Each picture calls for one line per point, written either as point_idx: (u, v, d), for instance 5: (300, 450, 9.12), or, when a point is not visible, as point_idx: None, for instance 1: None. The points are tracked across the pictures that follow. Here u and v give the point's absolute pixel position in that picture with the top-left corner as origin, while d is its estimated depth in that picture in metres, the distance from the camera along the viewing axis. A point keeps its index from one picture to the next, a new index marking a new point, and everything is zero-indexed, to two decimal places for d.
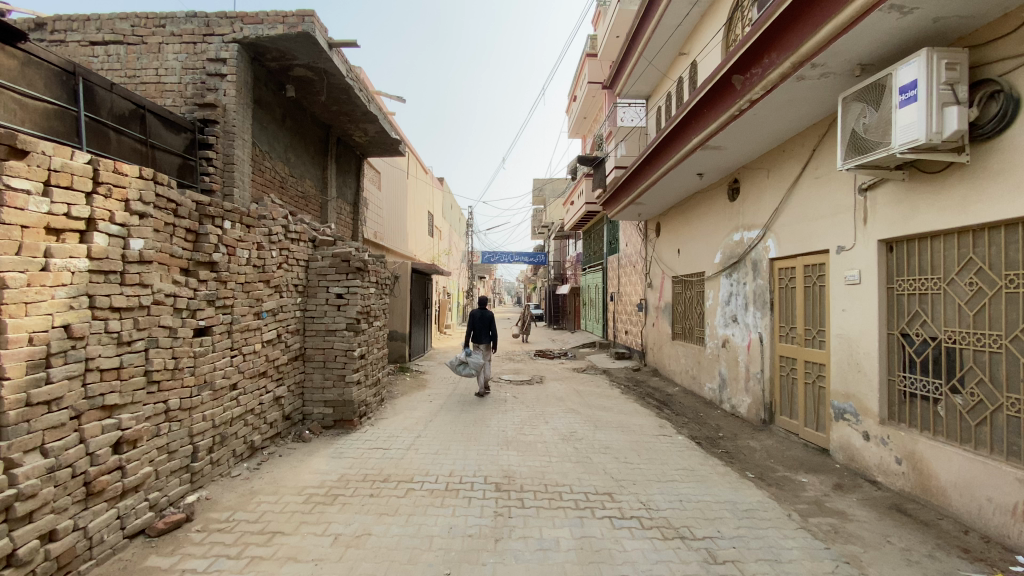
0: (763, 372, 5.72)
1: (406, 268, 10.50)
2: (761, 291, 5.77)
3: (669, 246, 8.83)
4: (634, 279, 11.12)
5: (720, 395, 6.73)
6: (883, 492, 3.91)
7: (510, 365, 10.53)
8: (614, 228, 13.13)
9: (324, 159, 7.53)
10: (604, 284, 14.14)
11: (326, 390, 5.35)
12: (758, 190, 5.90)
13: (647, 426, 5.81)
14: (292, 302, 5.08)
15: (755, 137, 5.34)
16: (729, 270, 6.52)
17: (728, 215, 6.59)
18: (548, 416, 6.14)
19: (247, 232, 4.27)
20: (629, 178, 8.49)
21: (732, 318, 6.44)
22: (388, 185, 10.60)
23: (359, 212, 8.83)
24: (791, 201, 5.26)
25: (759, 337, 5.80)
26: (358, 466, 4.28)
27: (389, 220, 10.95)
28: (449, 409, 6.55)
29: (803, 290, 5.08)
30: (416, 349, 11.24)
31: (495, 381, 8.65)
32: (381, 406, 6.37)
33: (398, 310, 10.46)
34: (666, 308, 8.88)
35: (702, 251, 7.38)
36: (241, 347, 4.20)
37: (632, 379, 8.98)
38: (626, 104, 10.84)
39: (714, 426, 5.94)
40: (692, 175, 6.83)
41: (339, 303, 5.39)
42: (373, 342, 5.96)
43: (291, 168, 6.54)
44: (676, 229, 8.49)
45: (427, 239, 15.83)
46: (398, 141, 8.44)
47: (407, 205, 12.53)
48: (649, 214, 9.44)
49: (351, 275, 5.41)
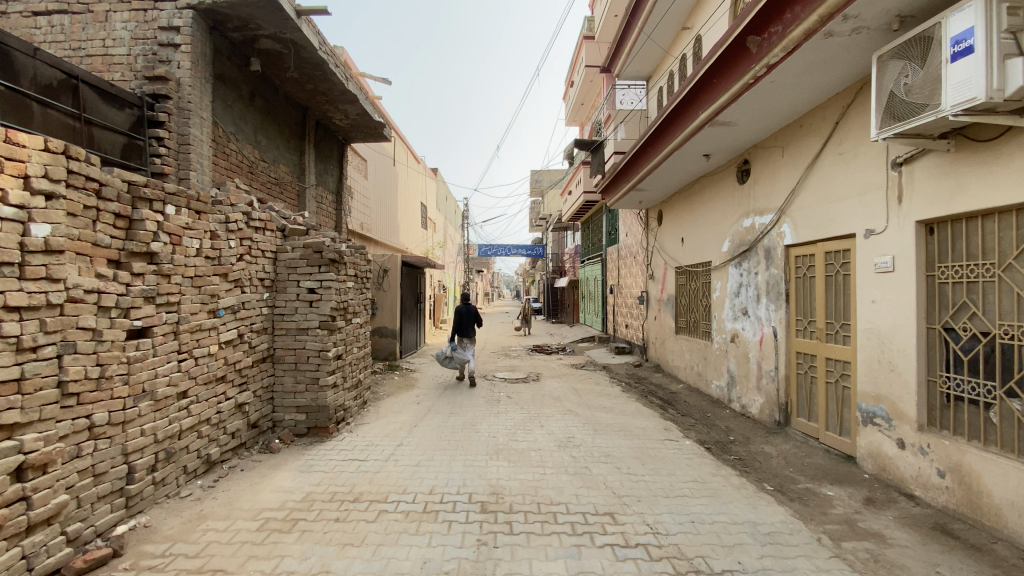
0: (777, 369, 5.23)
1: (395, 261, 9.99)
2: (775, 281, 5.27)
3: (672, 235, 8.33)
4: (635, 269, 10.61)
5: (729, 394, 6.24)
6: (923, 509, 3.43)
7: (505, 362, 10.04)
8: (614, 218, 12.60)
9: (301, 143, 6.99)
10: (603, 276, 13.60)
11: (298, 394, 4.86)
12: (772, 171, 5.38)
13: (651, 429, 5.32)
14: (256, 298, 4.57)
15: (770, 110, 4.81)
16: (738, 259, 6.01)
17: (738, 199, 6.07)
18: (543, 419, 5.66)
19: (197, 218, 3.76)
20: (629, 162, 7.96)
21: (742, 311, 5.94)
22: (375, 173, 10.05)
23: (342, 202, 8.30)
24: (811, 181, 4.75)
25: (773, 332, 5.30)
26: (327, 483, 3.80)
27: (377, 211, 10.42)
28: (437, 410, 6.07)
29: (824, 280, 4.58)
30: (407, 346, 10.75)
31: (488, 379, 8.16)
32: (363, 409, 5.87)
33: (388, 306, 9.97)
34: (669, 301, 8.38)
35: (708, 239, 6.86)
36: (191, 349, 3.69)
37: (633, 376, 8.49)
38: (625, 85, 10.27)
39: (724, 428, 5.45)
40: (697, 156, 6.32)
41: (311, 298, 4.88)
42: (352, 341, 5.46)
43: (262, 153, 6.01)
44: (679, 217, 7.99)
45: (420, 232, 15.28)
46: (382, 125, 7.89)
47: (397, 196, 11.97)
48: (651, 201, 8.93)
49: (324, 267, 4.89)
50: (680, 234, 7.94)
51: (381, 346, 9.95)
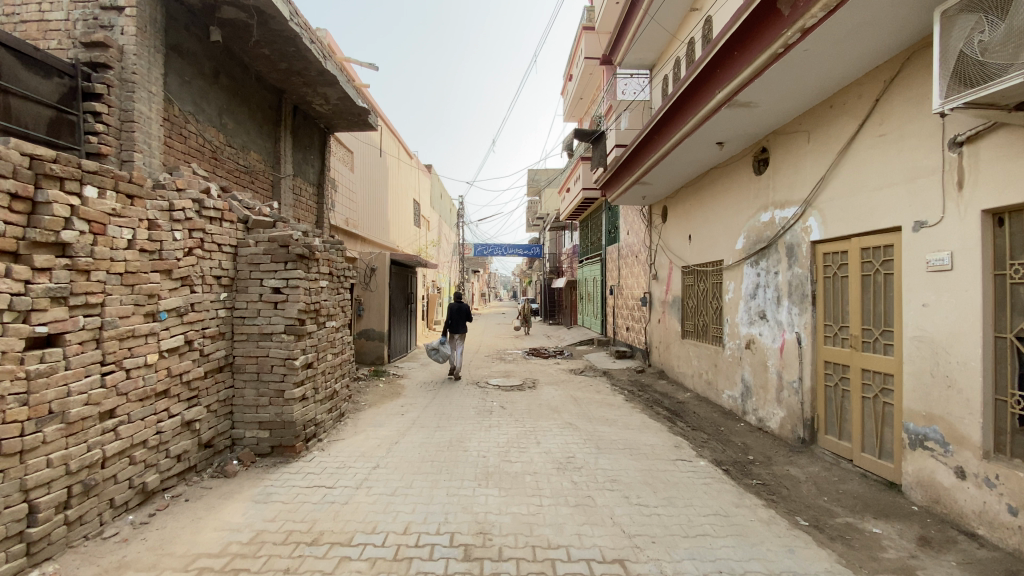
0: (802, 380, 4.67)
1: (383, 260, 9.42)
2: (799, 282, 4.71)
3: (678, 233, 7.78)
4: (637, 270, 10.05)
5: (744, 406, 5.68)
6: (991, 553, 2.86)
7: (500, 367, 9.45)
8: (614, 216, 12.05)
9: (277, 129, 6.40)
10: (603, 277, 13.04)
11: (261, 408, 4.28)
12: (795, 159, 4.83)
13: (659, 447, 4.75)
14: (210, 298, 3.99)
15: (797, 87, 4.26)
16: (755, 257, 5.45)
17: (755, 191, 5.52)
18: (540, 434, 5.08)
19: (128, 204, 3.18)
20: (632, 153, 7.41)
21: (758, 314, 5.38)
22: (362, 166, 9.46)
23: (323, 194, 7.70)
24: (844, 168, 4.19)
25: (797, 338, 4.74)
26: (283, 518, 3.21)
27: (365, 206, 9.83)
28: (423, 423, 5.48)
29: (860, 280, 4.02)
30: (396, 349, 10.16)
31: (480, 386, 7.58)
32: (339, 423, 5.28)
33: (375, 307, 9.37)
34: (675, 303, 7.82)
35: (720, 236, 6.31)
36: (120, 360, 3.11)
37: (636, 383, 7.92)
38: (627, 75, 9.70)
39: (741, 445, 4.88)
40: (709, 145, 5.77)
41: (275, 299, 4.29)
42: (326, 347, 4.87)
43: (229, 137, 5.42)
44: (687, 213, 7.43)
45: (413, 230, 14.69)
46: (366, 112, 7.30)
47: (386, 191, 11.38)
48: (655, 197, 8.37)
49: (291, 263, 4.29)
50: (688, 230, 7.38)
51: (368, 350, 9.36)
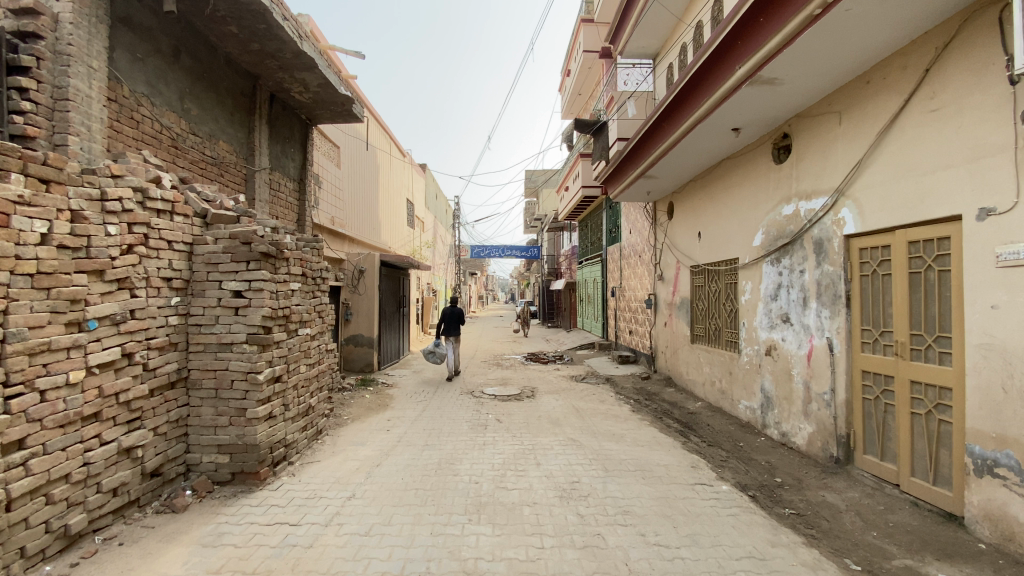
0: (835, 393, 4.14)
1: (372, 260, 8.90)
2: (830, 282, 4.19)
3: (686, 230, 7.26)
4: (640, 270, 9.53)
5: (764, 419, 5.16)
6: None
7: (496, 374, 8.90)
8: (615, 214, 11.55)
9: (251, 118, 5.86)
10: (604, 279, 12.52)
11: (220, 429, 3.74)
12: (824, 144, 4.31)
13: (675, 468, 4.22)
14: (157, 304, 3.45)
15: (831, 59, 3.73)
16: (776, 255, 4.93)
17: (775, 182, 5.00)
18: (540, 453, 4.53)
19: (42, 191, 2.65)
20: (636, 146, 6.89)
21: (781, 318, 4.85)
22: (349, 161, 8.92)
23: (304, 191, 7.15)
24: (884, 151, 3.68)
25: (828, 344, 4.21)
26: (231, 569, 2.65)
27: (353, 205, 9.28)
28: (409, 440, 4.93)
29: (907, 279, 3.50)
30: (388, 356, 9.62)
31: (475, 395, 7.04)
32: (315, 441, 4.74)
33: (364, 311, 8.83)
34: (683, 305, 7.30)
35: (734, 232, 5.79)
36: (32, 379, 2.56)
37: (642, 391, 7.39)
38: (629, 65, 9.11)
39: (765, 465, 4.36)
40: (724, 132, 5.26)
41: (236, 304, 3.75)
42: (298, 358, 4.33)
43: (192, 124, 4.89)
44: (695, 208, 6.91)
45: (406, 231, 14.14)
46: (351, 101, 6.73)
47: (376, 189, 10.84)
48: (660, 192, 7.85)
49: (253, 263, 3.75)
50: (696, 228, 6.87)
51: (356, 357, 8.81)
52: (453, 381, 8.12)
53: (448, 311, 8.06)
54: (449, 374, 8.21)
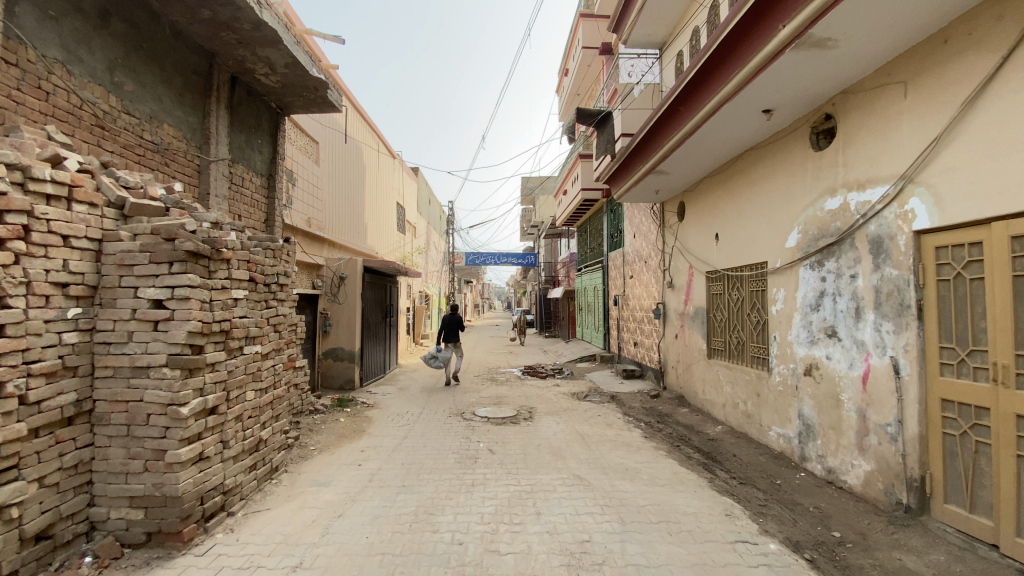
0: (902, 424, 3.37)
1: (354, 266, 8.12)
2: (894, 289, 3.44)
3: (699, 233, 6.50)
4: (645, 277, 8.77)
5: (803, 450, 4.38)
6: None
7: (490, 391, 8.08)
8: (616, 218, 10.82)
9: (206, 101, 5.08)
10: (605, 287, 11.74)
11: (133, 477, 2.92)
12: (884, 122, 3.57)
13: (706, 518, 3.42)
14: (43, 317, 2.65)
15: (901, 13, 3.01)
16: (818, 257, 4.17)
17: (816, 171, 4.25)
18: (540, 497, 3.72)
19: None
20: (644, 138, 6.15)
21: (825, 331, 4.09)
22: (329, 158, 8.15)
23: (273, 187, 6.35)
24: (973, 125, 2.94)
25: (892, 365, 3.45)
26: None
27: (334, 206, 8.50)
28: (383, 479, 4.10)
29: (1010, 284, 2.74)
30: (372, 370, 8.81)
31: (465, 418, 6.22)
32: (269, 482, 3.92)
33: (344, 322, 8.05)
34: (697, 316, 6.54)
35: (761, 232, 5.03)
36: None
37: (653, 411, 6.59)
38: (633, 54, 8.24)
39: (815, 513, 3.57)
40: (752, 115, 4.52)
41: (155, 316, 2.95)
42: (243, 382, 3.52)
43: (126, 102, 4.11)
44: (711, 208, 6.17)
45: (397, 236, 13.35)
46: (325, 86, 5.94)
47: (361, 190, 10.06)
48: (669, 191, 7.09)
49: (178, 264, 2.96)
50: (713, 229, 6.13)
51: (336, 371, 8.02)
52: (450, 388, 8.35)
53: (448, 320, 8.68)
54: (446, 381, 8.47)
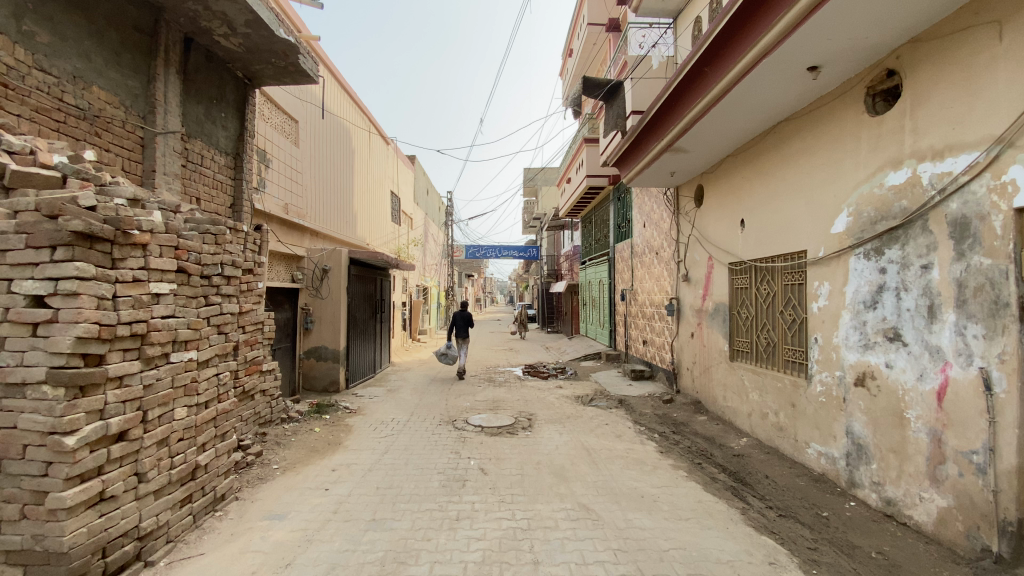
0: (995, 455, 2.66)
1: (337, 257, 7.41)
2: (984, 283, 2.72)
3: (720, 220, 5.77)
4: (656, 270, 8.03)
5: (853, 475, 3.67)
6: None
7: (486, 393, 7.38)
8: (624, 206, 10.06)
9: (151, 63, 4.36)
10: (611, 280, 11.00)
11: (9, 525, 2.27)
12: (973, 72, 2.82)
13: (747, 569, 2.72)
14: None
15: None
16: (876, 244, 3.45)
17: (874, 141, 3.51)
18: (537, 537, 3.01)
19: None
20: (659, 111, 5.40)
21: (884, 334, 3.38)
22: (310, 138, 7.41)
23: (240, 167, 5.63)
24: None
25: (980, 379, 2.73)
26: None
27: (317, 191, 7.78)
28: (349, 511, 3.41)
29: None
30: (360, 370, 8.13)
31: (456, 426, 5.51)
32: (211, 515, 3.25)
33: (327, 318, 7.36)
34: (717, 312, 5.81)
35: (800, 216, 4.29)
36: None
37: (667, 419, 5.89)
38: (644, 24, 7.33)
39: (878, 560, 2.87)
40: (794, 74, 3.76)
41: (33, 316, 2.26)
42: (170, 397, 2.84)
43: (39, 56, 3.40)
44: (736, 190, 5.43)
45: (392, 227, 12.63)
46: (296, 51, 5.16)
47: (349, 176, 9.33)
48: (686, 173, 6.33)
49: (62, 249, 2.27)
50: (737, 215, 5.39)
51: (319, 372, 7.34)
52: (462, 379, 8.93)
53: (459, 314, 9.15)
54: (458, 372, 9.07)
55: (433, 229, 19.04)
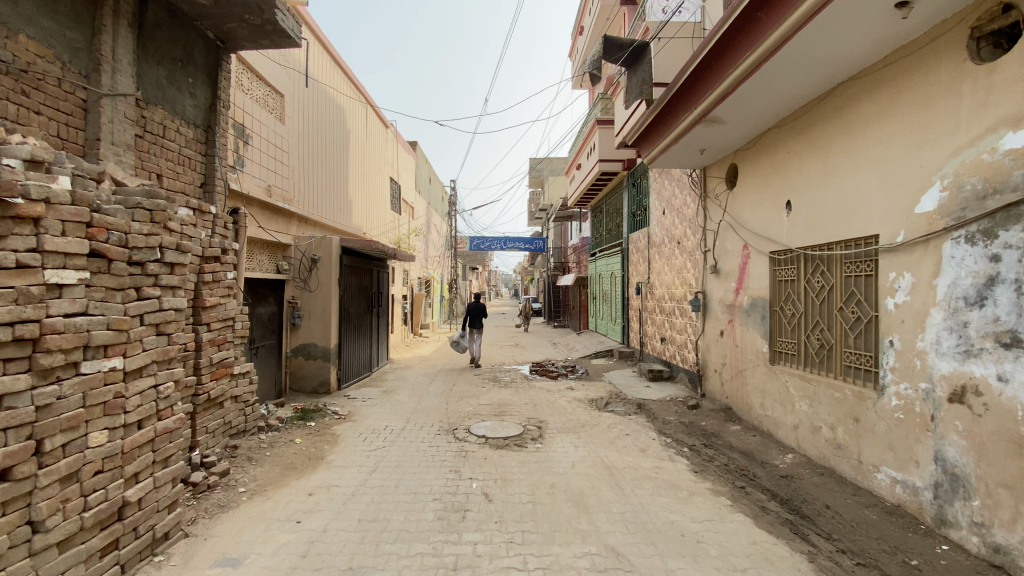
0: None
1: (328, 246, 6.74)
2: None
3: (759, 204, 5.05)
4: (677, 261, 7.30)
5: (944, 510, 2.98)
6: None
7: (490, 395, 6.70)
8: (640, 193, 9.31)
9: (95, 11, 3.66)
10: (624, 272, 10.28)
11: None
12: None
13: None
14: None
15: None
16: (988, 225, 2.73)
17: (982, 97, 2.79)
18: None
19: None
20: (693, 76, 4.65)
21: (997, 339, 2.67)
22: (296, 114, 6.72)
23: (211, 141, 4.92)
24: None
25: None
26: None
27: (306, 174, 7.09)
28: (322, 555, 2.74)
29: None
30: (355, 369, 7.48)
31: (456, 436, 4.84)
32: (148, 561, 2.60)
33: (317, 313, 6.68)
34: (754, 308, 5.09)
35: (872, 194, 3.58)
36: None
37: (694, 428, 5.20)
38: None
39: None
40: (876, 16, 3.03)
41: None
42: (80, 419, 2.18)
43: None
44: (781, 168, 4.70)
45: (391, 215, 11.95)
46: (273, 5, 4.43)
47: (343, 158, 8.64)
48: (720, 150, 5.57)
49: None
50: (783, 196, 4.67)
51: (308, 372, 6.67)
52: (469, 374, 8.64)
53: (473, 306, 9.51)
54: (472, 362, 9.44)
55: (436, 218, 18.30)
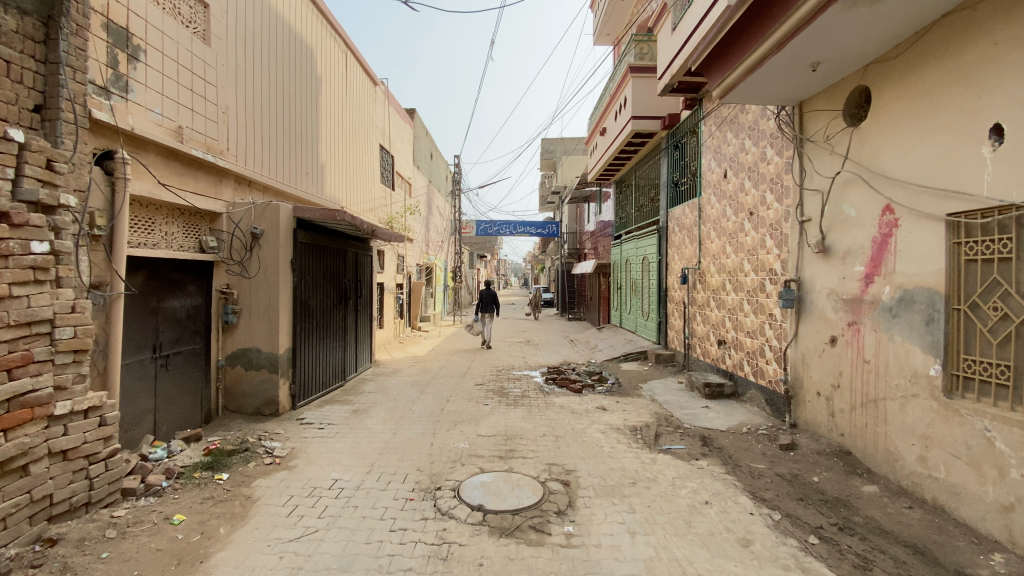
0: None
1: (275, 216, 4.96)
2: None
3: (926, 137, 3.15)
4: (747, 238, 5.40)
5: None
6: None
7: (494, 421, 4.90)
8: (686, 155, 7.38)
9: None
10: (661, 256, 8.38)
11: None
12: None
13: None
14: None
15: None
16: None
17: None
18: None
19: None
20: None
21: None
22: (227, 32, 4.92)
23: (52, 42, 3.11)
24: None
25: None
26: None
27: (250, 119, 5.31)
28: None
29: None
30: (319, 380, 5.73)
31: (437, 506, 3.05)
32: None
33: (259, 308, 4.92)
34: (908, 306, 3.23)
35: None
36: None
37: (807, 491, 3.35)
38: None
39: None
40: None
41: None
42: None
43: None
44: (975, 73, 2.82)
45: (381, 189, 10.16)
46: None
47: (312, 109, 6.84)
48: (845, 64, 3.66)
49: None
50: (981, 118, 2.78)
51: (248, 388, 4.93)
52: (468, 383, 6.85)
53: (483, 294, 9.55)
54: (482, 343, 10.06)
55: (437, 199, 16.38)
